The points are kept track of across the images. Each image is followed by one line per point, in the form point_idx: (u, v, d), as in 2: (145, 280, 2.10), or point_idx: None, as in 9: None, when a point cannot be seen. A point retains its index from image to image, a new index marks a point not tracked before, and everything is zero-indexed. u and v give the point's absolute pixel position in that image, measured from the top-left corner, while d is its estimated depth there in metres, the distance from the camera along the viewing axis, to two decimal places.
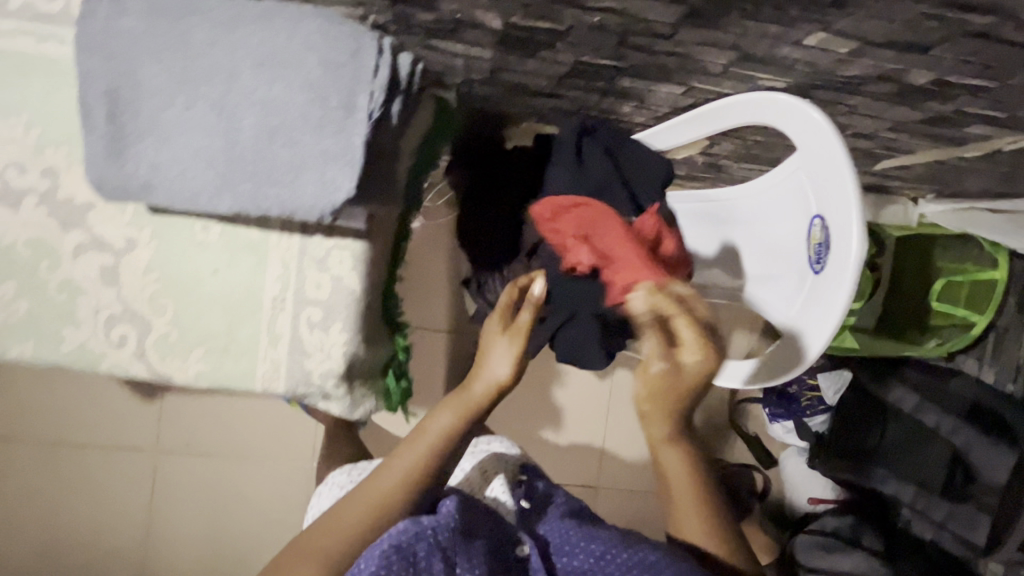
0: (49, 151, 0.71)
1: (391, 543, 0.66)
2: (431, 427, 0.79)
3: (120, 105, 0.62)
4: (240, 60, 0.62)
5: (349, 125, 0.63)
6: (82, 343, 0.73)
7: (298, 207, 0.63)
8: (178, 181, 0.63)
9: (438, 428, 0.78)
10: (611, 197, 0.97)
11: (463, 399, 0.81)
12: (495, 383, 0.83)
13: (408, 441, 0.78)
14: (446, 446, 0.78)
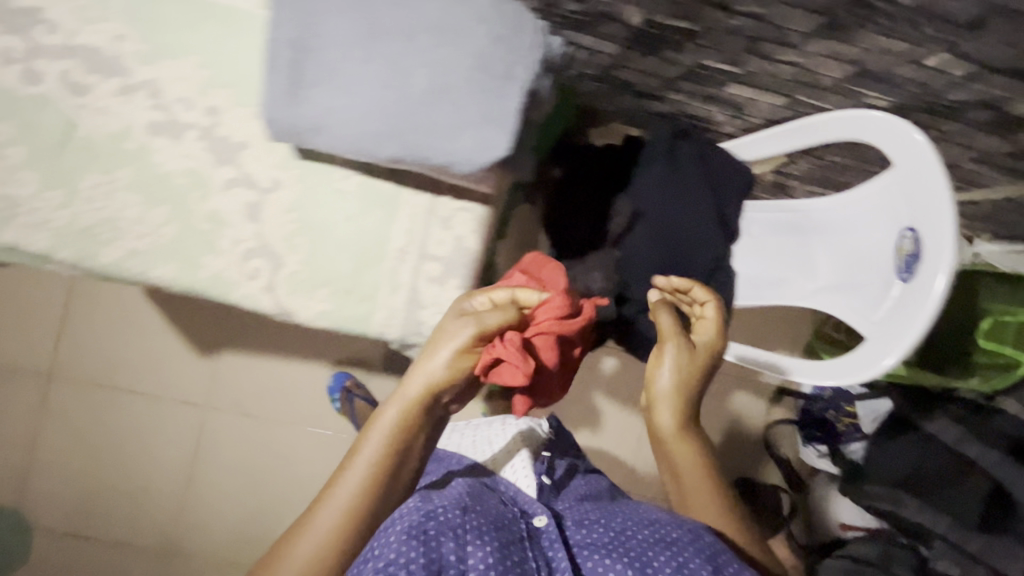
0: (214, 91, 0.77)
1: (405, 525, 0.69)
2: (371, 438, 0.72)
3: (306, 53, 0.69)
4: (418, 24, 0.68)
5: (508, 93, 0.69)
6: (219, 271, 0.78)
7: (452, 162, 0.69)
8: (347, 127, 0.68)
9: (375, 442, 0.71)
10: (697, 204, 1.05)
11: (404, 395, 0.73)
12: (443, 379, 0.73)
13: (350, 453, 0.72)
14: (388, 452, 0.72)
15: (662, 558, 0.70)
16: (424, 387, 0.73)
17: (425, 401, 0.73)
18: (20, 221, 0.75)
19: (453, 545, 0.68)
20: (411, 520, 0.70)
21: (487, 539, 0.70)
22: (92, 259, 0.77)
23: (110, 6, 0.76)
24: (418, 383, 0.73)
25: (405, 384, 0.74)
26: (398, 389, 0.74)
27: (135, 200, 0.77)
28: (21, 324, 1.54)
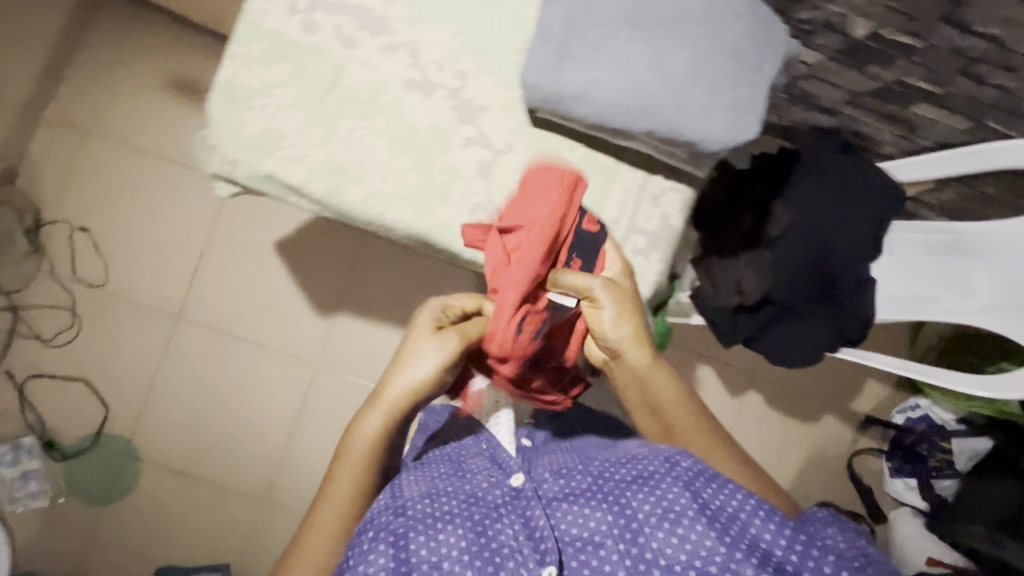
0: (465, 57, 0.85)
1: (376, 525, 0.71)
2: (367, 430, 0.77)
3: (576, 28, 0.76)
4: (683, 12, 0.75)
5: (758, 83, 0.75)
6: (449, 220, 0.85)
7: (700, 139, 0.75)
8: (607, 97, 0.75)
9: (373, 430, 0.77)
10: (849, 218, 1.11)
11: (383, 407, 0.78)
12: (434, 373, 0.78)
13: (342, 453, 0.78)
14: (378, 448, 0.77)
15: (637, 502, 0.68)
16: (407, 391, 0.78)
17: (411, 399, 0.78)
18: (282, 154, 0.83)
19: (420, 533, 0.69)
20: (384, 518, 0.71)
21: (459, 520, 0.71)
22: (337, 196, 0.84)
23: None
24: (402, 387, 0.77)
25: (387, 390, 0.79)
26: (380, 396, 0.78)
27: (383, 147, 0.84)
28: (159, 265, 1.64)
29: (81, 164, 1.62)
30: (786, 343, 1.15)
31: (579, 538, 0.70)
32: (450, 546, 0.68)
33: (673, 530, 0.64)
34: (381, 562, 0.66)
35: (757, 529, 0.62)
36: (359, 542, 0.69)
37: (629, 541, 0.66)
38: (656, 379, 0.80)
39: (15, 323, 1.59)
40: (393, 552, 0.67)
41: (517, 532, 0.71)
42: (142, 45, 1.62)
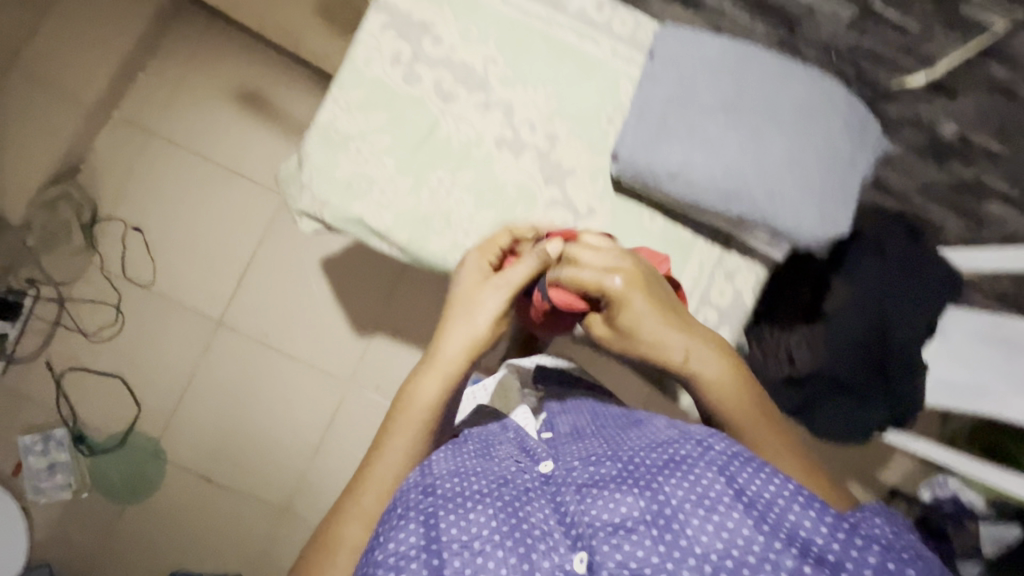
0: (557, 121, 0.87)
1: (404, 500, 0.60)
2: (419, 393, 0.71)
3: (675, 110, 0.78)
4: (782, 105, 0.77)
5: (849, 181, 0.77)
6: None
7: (790, 229, 0.76)
8: (701, 180, 0.76)
9: (429, 394, 0.70)
10: (909, 298, 1.10)
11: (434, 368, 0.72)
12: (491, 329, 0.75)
13: (389, 421, 0.69)
14: (429, 415, 0.70)
15: (669, 486, 0.57)
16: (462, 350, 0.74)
17: (468, 360, 0.73)
18: (372, 198, 0.85)
19: (450, 509, 0.58)
20: (412, 496, 0.61)
21: (488, 499, 0.60)
22: (420, 244, 0.85)
23: (489, 34, 0.87)
24: (461, 345, 0.73)
25: (440, 350, 0.73)
26: (435, 355, 0.73)
27: (469, 200, 0.86)
28: (205, 270, 1.66)
29: (143, 166, 1.65)
30: (833, 420, 1.15)
31: (606, 525, 0.56)
32: (477, 522, 0.57)
33: (711, 519, 0.53)
34: (412, 544, 0.55)
35: (796, 518, 0.52)
36: (389, 516, 0.59)
37: (660, 532, 0.54)
38: (690, 359, 0.71)
39: (61, 314, 1.62)
40: (424, 530, 0.56)
41: (548, 516, 0.60)
42: (213, 55, 1.65)
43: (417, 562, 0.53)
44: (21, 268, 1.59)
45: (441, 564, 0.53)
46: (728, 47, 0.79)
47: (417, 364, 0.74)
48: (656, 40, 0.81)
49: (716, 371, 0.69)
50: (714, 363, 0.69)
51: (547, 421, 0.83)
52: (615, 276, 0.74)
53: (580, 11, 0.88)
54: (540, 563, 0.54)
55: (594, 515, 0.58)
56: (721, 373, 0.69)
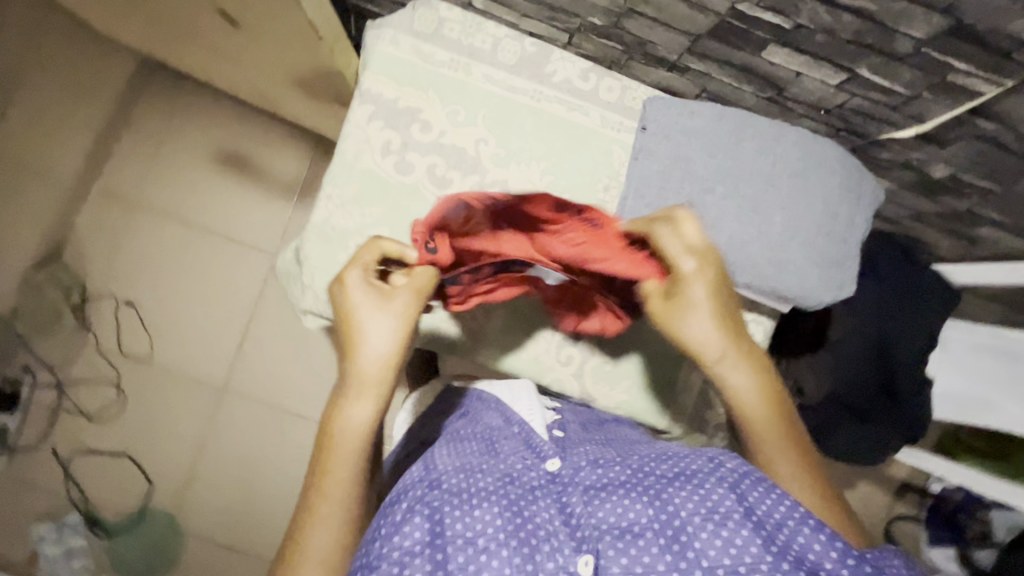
0: (553, 195, 0.87)
1: (407, 501, 0.58)
2: (358, 405, 0.62)
3: (673, 181, 0.78)
4: (778, 170, 0.77)
5: (849, 240, 0.78)
6: (537, 355, 0.87)
7: (796, 295, 0.77)
8: None
9: (365, 411, 0.62)
10: (909, 319, 1.11)
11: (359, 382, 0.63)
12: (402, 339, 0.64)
13: (328, 433, 0.62)
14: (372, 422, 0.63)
15: (677, 497, 0.55)
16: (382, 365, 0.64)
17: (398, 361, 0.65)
18: None
19: (455, 506, 0.56)
20: (420, 491, 0.58)
21: (494, 497, 0.57)
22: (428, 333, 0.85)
23: (477, 114, 0.86)
24: (388, 348, 0.64)
25: (358, 356, 0.64)
26: (355, 360, 0.64)
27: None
28: (203, 338, 1.64)
29: (127, 239, 1.62)
30: (849, 444, 1.15)
31: (612, 528, 0.55)
32: (484, 519, 0.55)
33: (718, 534, 0.51)
34: (415, 541, 0.53)
35: (804, 540, 0.50)
36: (392, 513, 0.57)
37: (667, 540, 0.53)
38: (729, 372, 0.65)
39: (61, 398, 1.59)
40: (428, 526, 0.54)
41: (554, 516, 0.57)
42: (189, 120, 1.62)
43: (421, 558, 0.52)
44: (15, 355, 1.57)
45: (445, 559, 0.52)
46: (719, 112, 0.78)
47: (336, 373, 0.64)
48: (646, 108, 0.81)
49: (749, 391, 0.64)
50: (749, 389, 0.64)
51: (559, 423, 0.77)
52: (686, 264, 0.66)
53: (566, 81, 0.87)
54: (544, 567, 0.52)
55: (603, 517, 0.56)
56: (757, 395, 0.64)
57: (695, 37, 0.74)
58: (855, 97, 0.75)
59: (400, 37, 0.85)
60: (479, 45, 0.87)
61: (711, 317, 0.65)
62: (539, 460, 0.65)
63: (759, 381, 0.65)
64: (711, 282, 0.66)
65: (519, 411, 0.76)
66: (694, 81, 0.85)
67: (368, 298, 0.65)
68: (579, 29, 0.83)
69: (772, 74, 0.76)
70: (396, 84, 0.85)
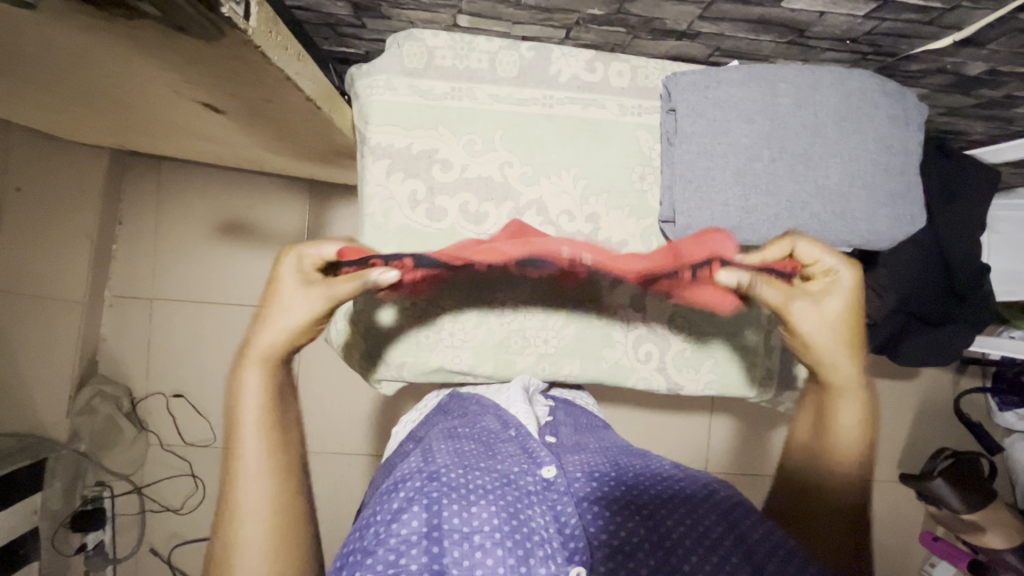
0: (594, 198, 0.84)
1: (410, 488, 0.55)
2: (245, 409, 0.61)
3: (718, 159, 0.75)
4: (823, 117, 0.74)
5: (906, 168, 0.76)
6: (617, 360, 0.87)
7: (870, 237, 0.76)
8: (766, 223, 0.75)
9: (255, 427, 0.60)
10: (967, 214, 1.08)
11: (256, 360, 0.62)
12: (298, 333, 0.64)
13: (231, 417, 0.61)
14: (269, 438, 0.60)
15: (673, 523, 0.57)
16: (264, 380, 0.62)
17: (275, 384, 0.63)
18: (444, 345, 0.84)
19: (452, 500, 0.54)
20: (418, 481, 0.56)
21: (493, 495, 0.56)
22: (507, 368, 0.86)
23: (494, 138, 0.83)
24: (262, 381, 0.62)
25: (256, 341, 0.63)
26: (247, 349, 0.62)
27: (570, 332, 0.86)
28: None
29: (157, 334, 1.61)
30: (924, 349, 1.15)
31: (603, 546, 0.55)
32: (484, 517, 0.53)
33: (707, 559, 0.54)
34: (412, 530, 0.50)
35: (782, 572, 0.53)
36: (388, 502, 0.54)
37: (657, 558, 0.54)
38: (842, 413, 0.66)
39: (143, 501, 1.61)
40: (425, 517, 0.51)
41: (549, 524, 0.56)
42: (179, 203, 1.60)
43: (418, 549, 0.49)
44: (86, 473, 1.57)
45: (442, 552, 0.50)
46: (748, 72, 0.75)
47: (237, 357, 0.64)
48: (671, 87, 0.77)
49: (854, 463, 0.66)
50: (859, 427, 0.66)
51: (551, 425, 0.78)
52: (841, 274, 0.64)
53: (574, 78, 0.83)
54: (538, 571, 0.51)
55: (593, 531, 0.57)
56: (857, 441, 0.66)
57: (707, 4, 0.70)
58: (886, 22, 0.71)
59: (394, 81, 0.81)
60: (476, 65, 0.82)
61: (836, 322, 0.64)
62: (534, 465, 0.63)
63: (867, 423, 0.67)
64: (858, 300, 0.64)
65: (517, 414, 0.74)
66: (708, 42, 0.80)
67: (288, 288, 0.63)
68: (577, 23, 0.78)
69: (794, 19, 0.72)
70: (406, 130, 0.81)
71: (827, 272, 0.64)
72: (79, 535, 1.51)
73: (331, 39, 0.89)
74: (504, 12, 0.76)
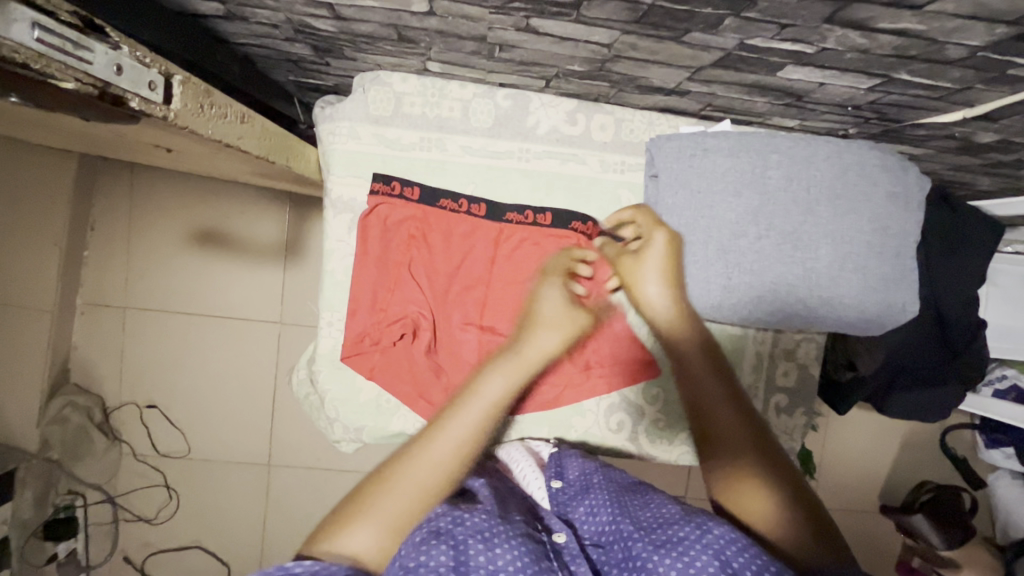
0: None
1: (434, 525, 0.50)
2: (468, 412, 0.58)
3: (701, 233, 0.70)
4: (816, 193, 0.69)
5: (904, 250, 0.71)
6: (587, 430, 0.82)
7: (858, 323, 0.71)
8: (748, 304, 0.70)
9: (471, 423, 0.58)
10: (966, 271, 1.02)
11: (514, 364, 0.62)
12: (552, 350, 0.65)
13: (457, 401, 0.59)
14: (468, 446, 0.57)
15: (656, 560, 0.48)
16: (508, 391, 0.61)
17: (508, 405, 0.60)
18: (405, 410, 0.78)
19: (480, 537, 0.49)
20: (441, 519, 0.51)
21: (519, 538, 0.50)
22: None
23: (464, 193, 0.77)
24: (508, 385, 0.60)
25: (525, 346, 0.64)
26: (514, 353, 0.64)
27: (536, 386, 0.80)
28: (232, 420, 1.60)
29: (131, 343, 1.57)
30: (912, 406, 1.12)
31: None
32: (510, 559, 0.47)
33: None
34: (440, 563, 0.46)
35: None
36: (411, 537, 0.50)
37: None
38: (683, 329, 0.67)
39: (116, 511, 1.59)
40: (453, 553, 0.47)
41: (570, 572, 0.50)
42: (154, 209, 1.54)
43: None
44: (58, 482, 1.52)
45: None
46: (740, 141, 0.69)
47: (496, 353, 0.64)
48: (654, 152, 0.73)
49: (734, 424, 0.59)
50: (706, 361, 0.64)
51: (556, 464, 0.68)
52: (656, 236, 0.71)
53: (553, 130, 0.77)
54: None
55: None
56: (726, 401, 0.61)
57: (696, 68, 0.63)
58: (891, 95, 0.65)
59: (358, 128, 0.75)
60: (447, 114, 0.76)
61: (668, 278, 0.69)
62: (548, 532, 0.56)
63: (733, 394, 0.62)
64: (672, 256, 0.70)
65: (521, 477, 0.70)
66: (698, 99, 0.74)
67: (557, 311, 0.67)
68: (557, 75, 0.71)
69: (791, 87, 0.66)
70: (370, 183, 0.76)
71: (646, 230, 0.72)
72: (51, 544, 1.49)
73: (294, 73, 0.81)
74: (476, 62, 0.70)
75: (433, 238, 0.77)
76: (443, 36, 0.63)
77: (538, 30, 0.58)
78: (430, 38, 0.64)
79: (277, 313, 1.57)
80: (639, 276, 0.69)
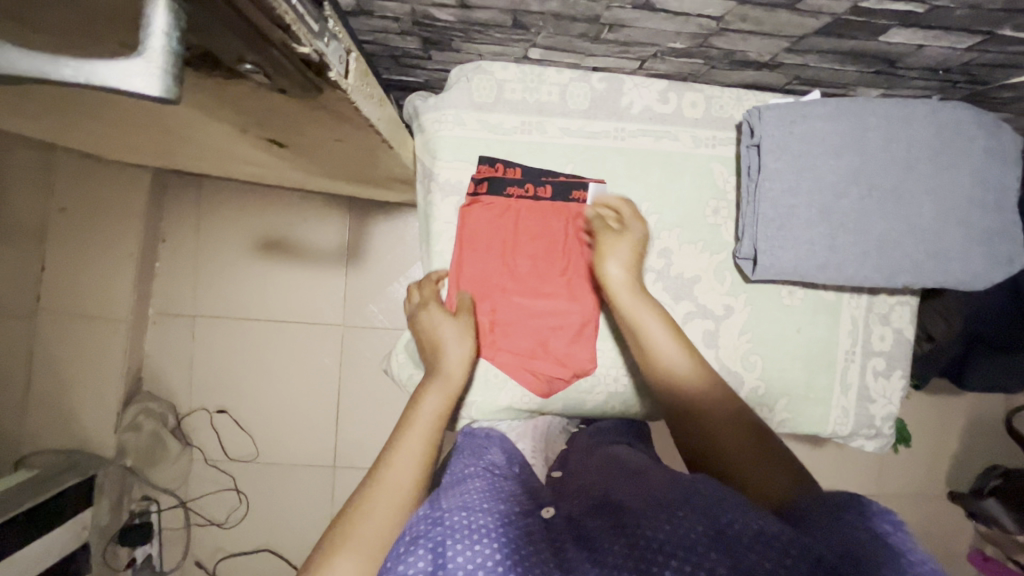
0: (665, 232, 0.82)
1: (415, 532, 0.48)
2: (411, 437, 0.60)
3: (804, 196, 0.72)
4: (917, 153, 0.71)
5: (1007, 205, 0.73)
6: None
7: (963, 278, 0.73)
8: (854, 262, 0.72)
9: (415, 449, 0.59)
10: None
11: (442, 385, 0.67)
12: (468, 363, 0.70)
13: (400, 425, 0.62)
14: (425, 463, 0.59)
15: (646, 534, 0.46)
16: (443, 407, 0.65)
17: (447, 415, 0.64)
18: (513, 382, 0.80)
19: (458, 536, 0.47)
20: (422, 526, 0.49)
21: (501, 530, 0.48)
22: (575, 407, 0.83)
23: (563, 172, 0.81)
24: (437, 405, 0.64)
25: (443, 366, 0.69)
26: (437, 374, 0.68)
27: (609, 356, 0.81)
28: (299, 424, 1.54)
29: (200, 352, 1.53)
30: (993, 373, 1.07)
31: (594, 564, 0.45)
32: (491, 554, 0.45)
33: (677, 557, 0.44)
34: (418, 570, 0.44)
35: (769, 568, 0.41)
36: (394, 547, 0.48)
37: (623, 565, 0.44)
38: (642, 308, 0.70)
39: (188, 516, 1.53)
40: (431, 556, 0.45)
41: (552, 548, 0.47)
42: (221, 221, 1.52)
43: None
44: (132, 488, 1.49)
45: None
46: (839, 105, 0.71)
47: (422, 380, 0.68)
48: (753, 122, 0.74)
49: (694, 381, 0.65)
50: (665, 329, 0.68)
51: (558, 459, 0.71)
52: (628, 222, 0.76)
53: (646, 109, 0.81)
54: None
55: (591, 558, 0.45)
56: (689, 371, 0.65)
57: (799, 38, 0.67)
58: (987, 54, 0.67)
59: (463, 115, 0.80)
60: (546, 98, 0.81)
61: (631, 257, 0.73)
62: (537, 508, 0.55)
63: (697, 367, 0.66)
64: (637, 242, 0.75)
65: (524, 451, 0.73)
66: (787, 73, 0.77)
67: (449, 327, 0.73)
68: (655, 55, 0.75)
69: (888, 51, 0.69)
70: (476, 167, 0.81)
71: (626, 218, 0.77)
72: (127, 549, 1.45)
73: (393, 70, 0.86)
74: (579, 45, 0.73)
75: (523, 220, 0.81)
76: (557, 18, 0.66)
77: (656, 5, 0.61)
78: (543, 22, 0.68)
79: (339, 315, 1.54)
80: (608, 252, 0.73)
